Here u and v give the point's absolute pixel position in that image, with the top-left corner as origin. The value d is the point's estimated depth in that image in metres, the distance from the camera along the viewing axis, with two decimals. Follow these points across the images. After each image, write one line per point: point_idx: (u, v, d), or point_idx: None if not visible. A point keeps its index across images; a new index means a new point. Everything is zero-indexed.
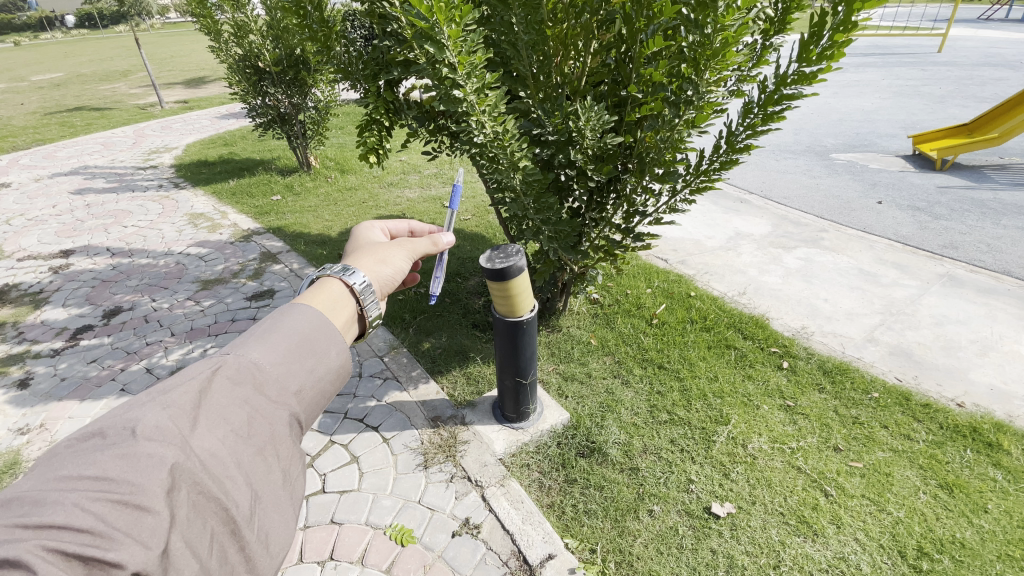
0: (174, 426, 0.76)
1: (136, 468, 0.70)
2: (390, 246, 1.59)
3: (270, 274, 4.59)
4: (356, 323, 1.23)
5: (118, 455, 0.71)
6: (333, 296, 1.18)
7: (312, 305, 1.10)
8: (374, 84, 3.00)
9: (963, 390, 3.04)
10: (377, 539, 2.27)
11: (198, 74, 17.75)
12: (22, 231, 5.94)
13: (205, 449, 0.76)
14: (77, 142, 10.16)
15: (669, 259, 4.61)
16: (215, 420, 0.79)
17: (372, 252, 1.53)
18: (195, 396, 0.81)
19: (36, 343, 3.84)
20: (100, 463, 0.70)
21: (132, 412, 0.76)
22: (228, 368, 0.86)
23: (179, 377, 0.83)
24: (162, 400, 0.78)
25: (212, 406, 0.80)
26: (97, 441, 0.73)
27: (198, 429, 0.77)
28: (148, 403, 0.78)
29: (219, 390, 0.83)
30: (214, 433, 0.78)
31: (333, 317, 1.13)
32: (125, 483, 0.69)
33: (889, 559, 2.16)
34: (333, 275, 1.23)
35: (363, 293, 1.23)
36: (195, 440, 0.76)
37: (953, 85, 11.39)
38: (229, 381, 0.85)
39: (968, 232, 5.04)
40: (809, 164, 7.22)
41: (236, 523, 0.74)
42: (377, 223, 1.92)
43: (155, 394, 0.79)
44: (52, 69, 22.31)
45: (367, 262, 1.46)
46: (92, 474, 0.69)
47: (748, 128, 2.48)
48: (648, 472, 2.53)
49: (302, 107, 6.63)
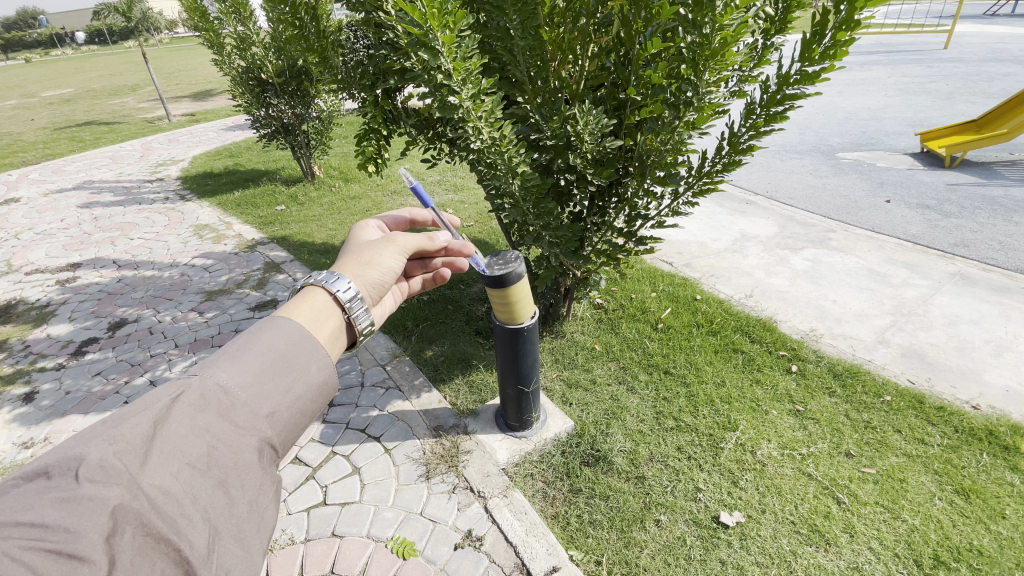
0: (122, 463, 0.73)
1: (75, 513, 0.68)
2: (378, 245, 1.56)
3: (274, 283, 4.61)
4: (345, 332, 1.22)
5: (60, 499, 0.69)
6: (318, 306, 1.17)
7: (293, 317, 1.09)
8: (372, 94, 3.03)
9: (978, 391, 2.96)
10: (379, 553, 2.24)
11: (206, 88, 18.02)
12: (31, 244, 6.02)
13: (156, 486, 0.73)
14: (86, 156, 10.28)
15: (674, 262, 4.56)
16: (170, 453, 0.77)
17: (359, 254, 1.51)
18: (151, 428, 0.78)
19: (42, 357, 3.87)
20: (41, 508, 0.68)
21: (79, 448, 0.73)
22: (192, 393, 0.84)
23: (139, 405, 0.81)
24: (112, 434, 0.75)
25: (169, 439, 0.78)
26: (43, 481, 0.71)
27: (150, 463, 0.75)
28: (100, 436, 0.75)
29: (179, 418, 0.80)
30: (167, 468, 0.75)
31: (317, 328, 1.11)
32: (61, 530, 0.66)
33: (904, 568, 2.09)
34: (318, 283, 1.23)
35: (349, 302, 1.22)
36: (144, 477, 0.73)
37: (960, 81, 11.27)
38: (191, 407, 0.82)
39: (979, 229, 4.94)
40: (815, 164, 7.14)
41: (190, 564, 0.72)
42: (372, 220, 1.95)
43: (109, 425, 0.77)
44: (63, 84, 22.79)
45: (353, 267, 1.44)
46: (31, 520, 0.67)
47: (750, 129, 2.43)
48: (654, 481, 2.48)
49: (305, 117, 6.68)
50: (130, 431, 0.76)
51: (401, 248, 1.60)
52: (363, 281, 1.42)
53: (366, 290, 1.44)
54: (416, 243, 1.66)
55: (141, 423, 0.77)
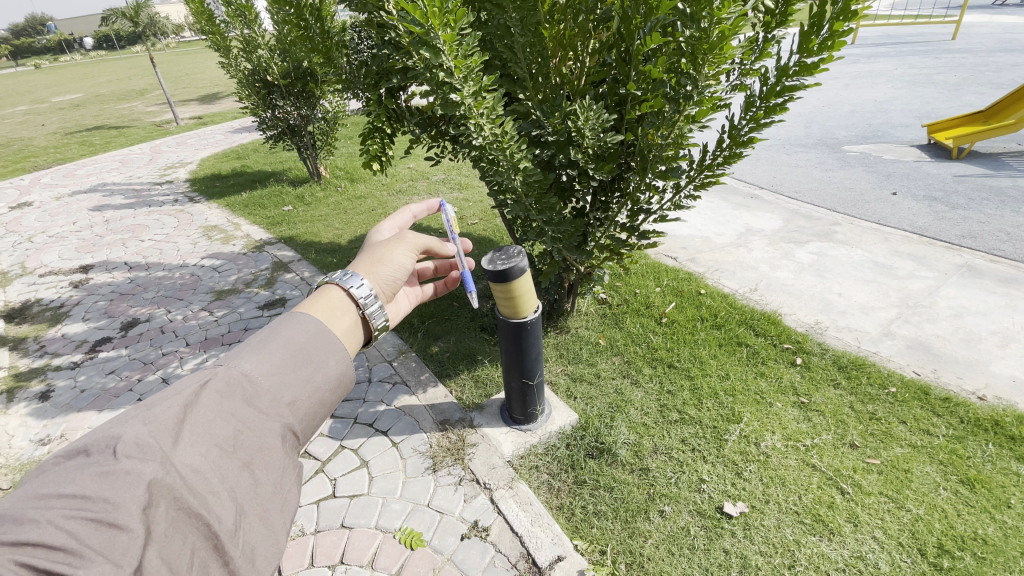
0: (156, 442, 0.77)
1: (113, 485, 0.72)
2: (391, 244, 1.60)
3: (282, 282, 4.67)
4: (361, 328, 1.25)
5: (99, 473, 0.73)
6: (335, 302, 1.21)
7: (310, 313, 1.13)
8: (375, 93, 3.08)
9: (984, 382, 2.95)
10: (388, 543, 2.28)
11: (212, 91, 18.21)
12: (44, 247, 6.13)
13: (187, 464, 0.77)
14: (96, 160, 10.42)
15: (678, 257, 4.56)
16: (199, 434, 0.80)
17: (371, 252, 1.55)
18: (181, 410, 0.82)
19: (57, 356, 3.95)
20: (81, 481, 0.72)
21: (116, 428, 0.77)
22: (218, 380, 0.88)
23: (168, 390, 0.85)
24: (145, 416, 0.79)
25: (198, 421, 0.82)
26: (82, 458, 0.75)
27: (181, 444, 0.79)
28: (134, 418, 0.79)
29: (207, 403, 0.84)
30: (197, 448, 0.79)
31: (334, 322, 1.15)
32: (101, 501, 0.70)
33: (909, 557, 2.10)
34: (333, 281, 1.27)
35: (365, 299, 1.26)
36: (176, 456, 0.77)
37: (968, 72, 11.16)
38: (218, 394, 0.86)
39: (987, 221, 4.90)
40: (820, 157, 7.11)
41: (219, 539, 0.75)
42: (387, 223, 2.00)
43: (142, 409, 0.81)
44: (72, 90, 23.13)
45: (366, 263, 1.48)
46: (73, 492, 0.71)
47: (750, 121, 2.44)
48: (659, 472, 2.50)
49: (311, 118, 6.74)
50: (163, 412, 0.80)
51: (412, 245, 1.64)
52: (375, 279, 1.46)
53: (381, 287, 1.49)
54: (426, 241, 1.70)
55: (173, 406, 0.81)
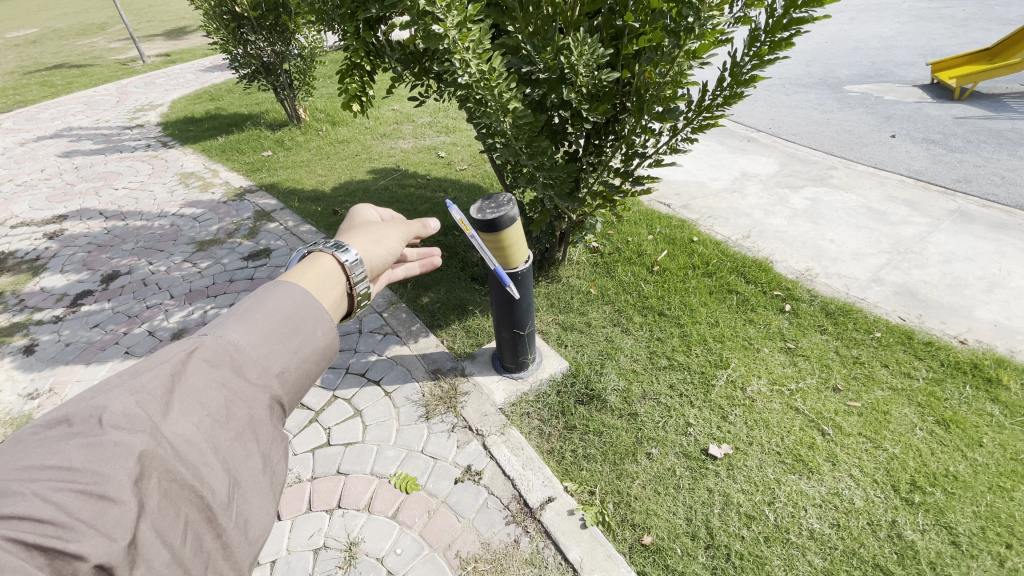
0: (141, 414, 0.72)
1: (99, 457, 0.67)
2: (382, 227, 1.51)
3: (265, 231, 4.53)
4: (346, 303, 1.19)
5: (83, 445, 0.68)
6: (322, 274, 1.13)
7: (296, 283, 1.06)
8: (352, 24, 2.83)
9: (967, 326, 3.01)
10: (383, 488, 2.35)
11: (179, 24, 16.96)
12: (14, 197, 5.85)
13: (177, 435, 0.72)
14: (59, 102, 9.78)
15: (672, 203, 4.47)
16: (189, 404, 0.76)
17: (361, 232, 1.45)
18: (167, 380, 0.77)
19: (38, 311, 3.86)
20: (64, 454, 0.67)
21: (99, 398, 0.72)
22: (204, 349, 0.83)
23: (150, 361, 0.80)
24: (129, 387, 0.74)
25: (186, 391, 0.77)
26: (64, 430, 0.70)
27: (169, 414, 0.74)
28: (117, 388, 0.74)
29: (193, 374, 0.79)
30: (187, 419, 0.74)
31: (320, 295, 1.08)
32: (89, 473, 0.66)
33: (882, 493, 2.20)
34: (321, 252, 1.19)
35: (355, 270, 1.19)
36: (165, 427, 0.72)
37: (977, 5, 10.66)
38: (205, 363, 0.81)
39: (982, 165, 4.84)
40: (819, 98, 6.88)
41: (212, 510, 0.71)
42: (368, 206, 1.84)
43: (126, 376, 0.76)
44: (25, 23, 21.40)
45: (358, 241, 1.38)
46: (57, 464, 0.66)
47: (753, 58, 2.29)
48: (646, 417, 2.56)
49: (286, 56, 6.31)
50: (150, 383, 0.75)
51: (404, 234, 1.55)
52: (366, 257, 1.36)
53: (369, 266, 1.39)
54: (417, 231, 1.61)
55: (158, 376, 0.76)
